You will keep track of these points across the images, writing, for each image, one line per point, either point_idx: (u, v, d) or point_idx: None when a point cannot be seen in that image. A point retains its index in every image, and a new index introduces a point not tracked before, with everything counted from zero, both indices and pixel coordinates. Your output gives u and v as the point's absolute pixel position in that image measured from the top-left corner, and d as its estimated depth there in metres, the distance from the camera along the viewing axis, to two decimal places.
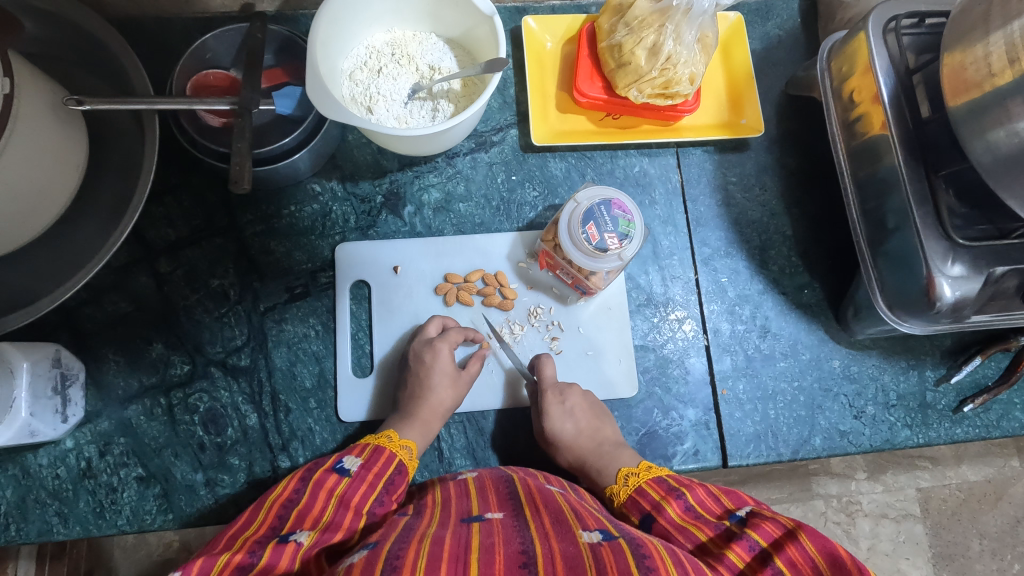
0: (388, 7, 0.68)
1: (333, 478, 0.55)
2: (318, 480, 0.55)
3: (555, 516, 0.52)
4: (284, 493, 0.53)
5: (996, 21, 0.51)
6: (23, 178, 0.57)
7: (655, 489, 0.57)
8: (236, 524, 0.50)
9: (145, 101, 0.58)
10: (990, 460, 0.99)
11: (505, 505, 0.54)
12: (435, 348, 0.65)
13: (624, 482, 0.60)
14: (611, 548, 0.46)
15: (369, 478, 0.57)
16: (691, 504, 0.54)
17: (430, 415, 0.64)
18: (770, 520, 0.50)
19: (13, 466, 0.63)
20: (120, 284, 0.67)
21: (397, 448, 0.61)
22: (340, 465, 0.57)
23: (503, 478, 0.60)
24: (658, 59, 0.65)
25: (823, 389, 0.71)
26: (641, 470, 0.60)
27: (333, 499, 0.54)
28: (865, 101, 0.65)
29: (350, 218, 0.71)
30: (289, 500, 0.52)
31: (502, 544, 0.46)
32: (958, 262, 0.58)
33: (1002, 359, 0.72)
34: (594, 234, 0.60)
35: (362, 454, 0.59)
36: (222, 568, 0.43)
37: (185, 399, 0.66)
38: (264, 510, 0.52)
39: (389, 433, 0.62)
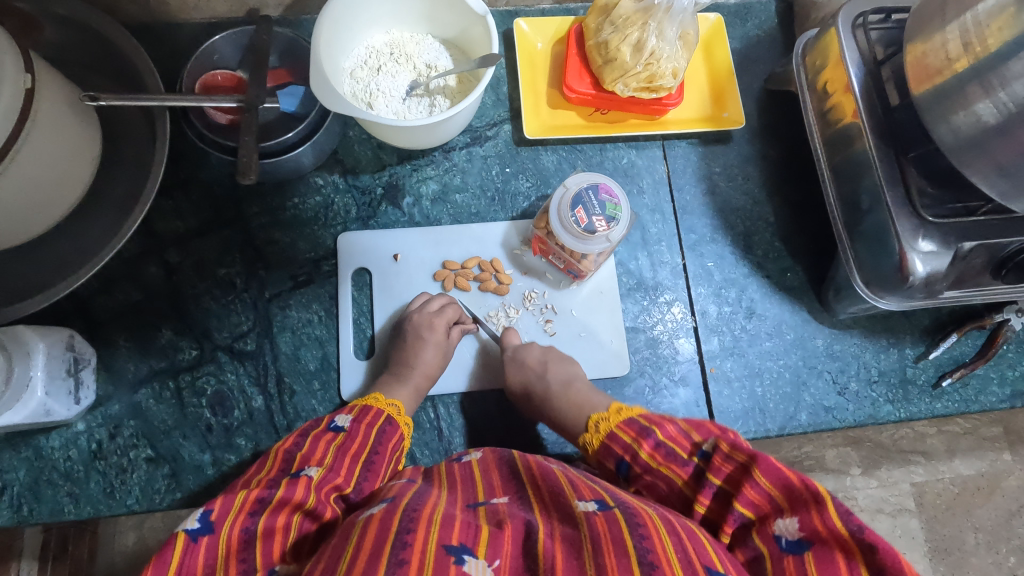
0: (387, 9, 0.72)
1: (328, 435, 0.57)
2: (316, 435, 0.57)
3: (554, 496, 0.52)
4: (284, 447, 0.56)
5: (951, 12, 0.55)
6: (41, 169, 0.60)
7: (626, 432, 0.58)
8: (249, 474, 0.54)
9: (157, 97, 0.62)
10: (982, 454, 0.89)
11: (508, 488, 0.55)
12: (433, 325, 0.68)
13: (596, 429, 0.62)
14: (606, 519, 0.46)
15: (363, 430, 0.59)
16: (660, 441, 0.55)
17: (421, 379, 0.67)
18: (726, 459, 0.50)
19: (26, 448, 0.65)
20: (131, 273, 0.70)
21: (386, 404, 0.63)
22: (333, 423, 0.59)
23: (506, 459, 0.60)
24: (642, 55, 0.69)
25: (808, 366, 0.74)
26: (612, 414, 0.61)
27: (334, 449, 0.56)
28: (838, 92, 0.69)
29: (351, 209, 0.75)
30: (290, 450, 0.56)
31: (510, 523, 0.47)
32: (928, 239, 0.61)
33: (978, 337, 0.75)
34: (583, 217, 0.63)
35: (353, 411, 0.61)
36: (243, 504, 0.47)
37: (193, 382, 0.68)
38: (270, 462, 0.55)
39: (376, 394, 0.64)
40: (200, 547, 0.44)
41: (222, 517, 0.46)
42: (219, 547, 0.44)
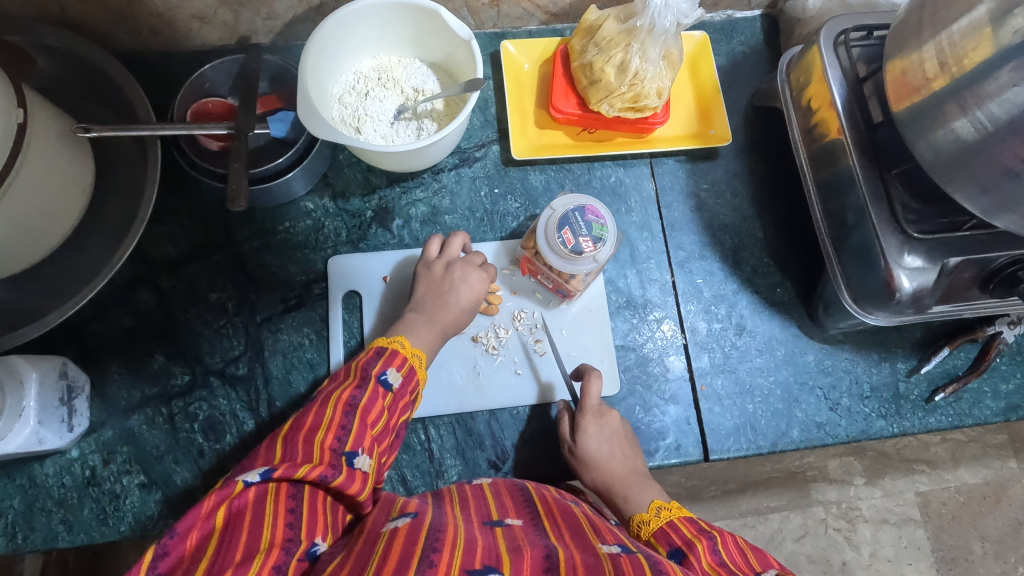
0: (374, 35, 0.73)
1: (380, 393, 0.58)
2: (372, 390, 0.58)
3: (574, 528, 0.53)
4: (345, 394, 0.56)
5: (927, 31, 0.56)
6: (34, 201, 0.61)
7: (688, 527, 0.56)
8: (305, 422, 0.54)
9: (150, 127, 0.64)
10: (988, 463, 1.20)
11: (522, 512, 0.56)
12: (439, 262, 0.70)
13: (657, 513, 0.59)
14: (631, 560, 0.45)
15: (406, 397, 0.60)
16: (720, 550, 0.52)
17: (448, 320, 0.68)
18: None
19: (20, 476, 0.66)
20: (124, 299, 0.71)
21: (411, 352, 0.63)
22: (384, 378, 0.59)
23: (518, 488, 0.61)
24: (626, 76, 0.70)
25: (799, 382, 0.74)
26: (674, 506, 0.59)
27: (385, 412, 0.58)
28: (821, 109, 0.69)
29: (342, 232, 0.75)
30: (348, 406, 0.55)
31: (528, 546, 0.46)
32: (913, 254, 0.61)
33: (971, 350, 0.75)
34: (570, 238, 0.64)
35: (403, 368, 0.61)
36: (303, 477, 0.48)
37: (186, 407, 0.69)
38: (327, 411, 0.55)
39: (399, 339, 0.63)
40: (251, 495, 0.46)
41: (280, 479, 0.48)
42: (272, 508, 0.46)
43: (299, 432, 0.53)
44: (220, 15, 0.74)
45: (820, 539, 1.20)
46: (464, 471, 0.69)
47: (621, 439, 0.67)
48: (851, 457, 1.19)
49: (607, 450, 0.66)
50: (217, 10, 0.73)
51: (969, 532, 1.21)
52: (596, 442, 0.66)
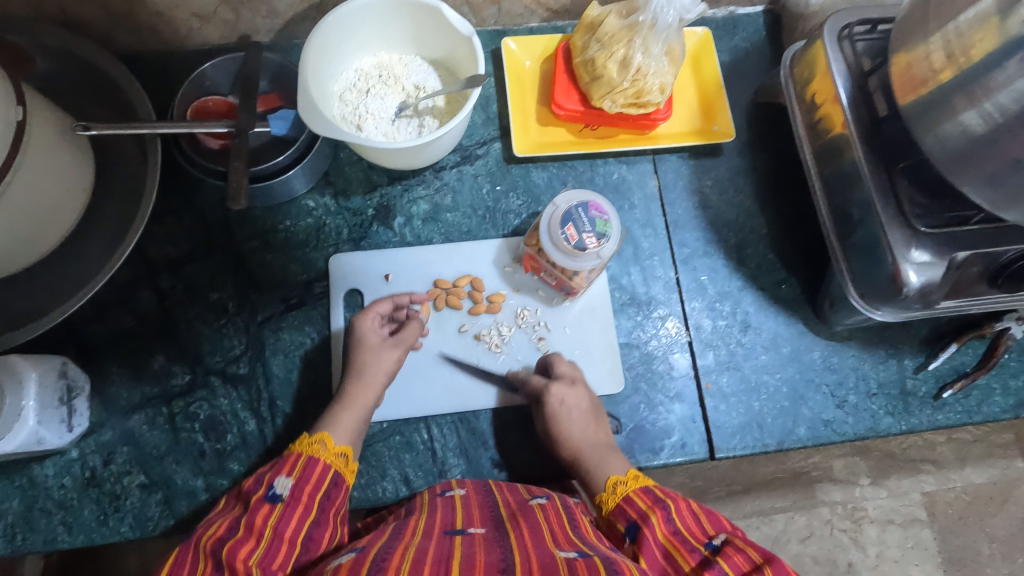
0: (375, 33, 0.73)
1: (264, 509, 0.53)
2: (252, 512, 0.53)
3: (533, 531, 0.53)
4: (217, 533, 0.51)
5: (933, 24, 0.55)
6: (33, 199, 0.61)
7: (643, 499, 0.58)
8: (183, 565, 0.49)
9: (149, 126, 0.64)
10: (993, 462, 1.21)
11: (487, 521, 0.55)
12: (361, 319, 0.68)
13: (613, 490, 0.61)
14: (586, 564, 0.46)
15: (304, 498, 0.55)
16: (674, 521, 0.55)
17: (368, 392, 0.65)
18: (738, 551, 0.50)
19: (20, 477, 0.65)
20: (124, 299, 0.71)
21: (310, 446, 0.60)
22: (272, 491, 0.55)
23: (488, 500, 0.60)
24: (629, 72, 0.70)
25: (805, 379, 0.73)
26: (631, 479, 0.62)
27: (272, 525, 0.52)
28: (826, 103, 0.69)
29: (343, 231, 0.75)
30: (218, 540, 0.50)
31: (483, 554, 0.47)
32: (921, 249, 0.60)
33: (979, 346, 0.74)
34: (573, 234, 0.63)
35: (294, 471, 0.57)
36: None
37: (186, 407, 0.68)
38: (201, 553, 0.49)
39: (323, 439, 0.61)
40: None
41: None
42: None
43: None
44: (221, 14, 0.73)
45: (825, 540, 1.19)
46: (467, 470, 0.69)
47: (589, 413, 0.67)
48: (856, 457, 1.20)
49: (572, 422, 0.66)
50: (218, 9, 0.72)
51: (977, 532, 1.20)
52: (567, 409, 0.66)
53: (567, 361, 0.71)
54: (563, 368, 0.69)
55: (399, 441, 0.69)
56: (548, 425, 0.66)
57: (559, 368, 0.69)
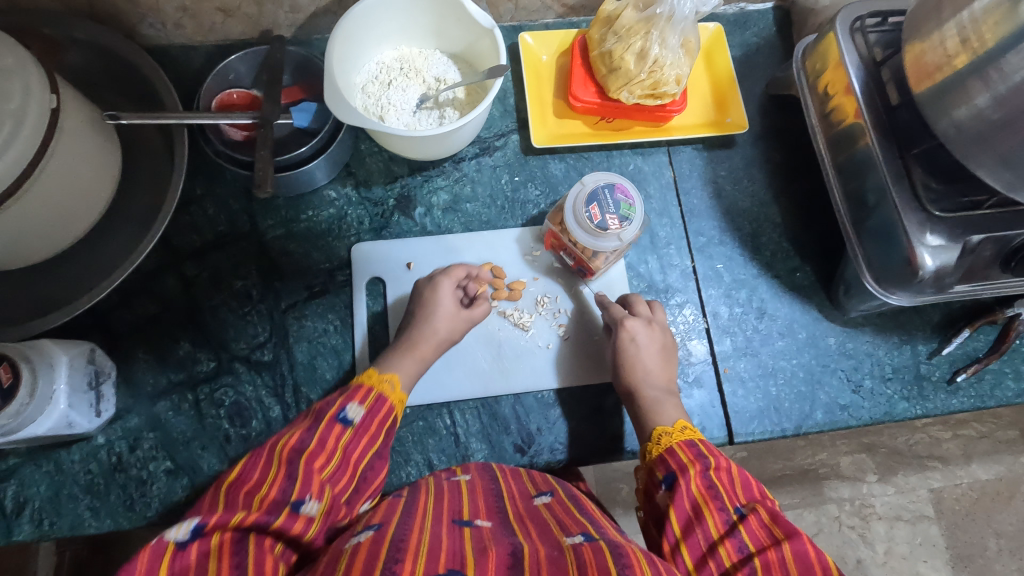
0: (397, 26, 0.74)
1: (337, 429, 0.55)
2: (325, 428, 0.55)
3: (540, 526, 0.53)
4: (294, 437, 0.53)
5: (947, 10, 0.56)
6: (64, 186, 0.62)
7: (685, 452, 0.59)
8: (256, 468, 0.50)
9: (177, 116, 0.65)
10: (1000, 459, 1.21)
11: (493, 513, 0.54)
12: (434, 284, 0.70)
13: (659, 440, 0.62)
14: (592, 548, 0.47)
15: (369, 432, 0.58)
16: (711, 480, 0.55)
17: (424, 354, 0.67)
18: (761, 527, 0.51)
19: (47, 462, 0.65)
20: (149, 287, 0.71)
21: (379, 383, 0.62)
22: (343, 415, 0.57)
23: (493, 490, 0.59)
24: (646, 63, 0.71)
25: (821, 365, 0.74)
26: (677, 430, 0.62)
27: (341, 448, 0.55)
28: (838, 93, 0.70)
29: (364, 220, 0.76)
30: (295, 449, 0.52)
31: (494, 547, 0.47)
32: (935, 233, 0.62)
33: (990, 332, 0.76)
34: (597, 214, 0.65)
35: (366, 402, 0.59)
36: (243, 522, 0.45)
37: (211, 393, 0.69)
38: (273, 461, 0.51)
39: (392, 378, 0.63)
40: (190, 554, 0.42)
41: (220, 530, 0.44)
42: (210, 544, 0.43)
43: (243, 485, 0.49)
44: (245, 8, 0.75)
45: (834, 536, 1.19)
46: (490, 455, 0.69)
47: (658, 353, 0.69)
48: (863, 454, 1.19)
49: (644, 358, 0.67)
50: (242, 3, 0.74)
51: (984, 528, 1.20)
52: (640, 340, 0.67)
53: (647, 304, 0.72)
54: (641, 309, 0.71)
55: (422, 426, 0.70)
56: (619, 358, 0.68)
57: (637, 308, 0.71)
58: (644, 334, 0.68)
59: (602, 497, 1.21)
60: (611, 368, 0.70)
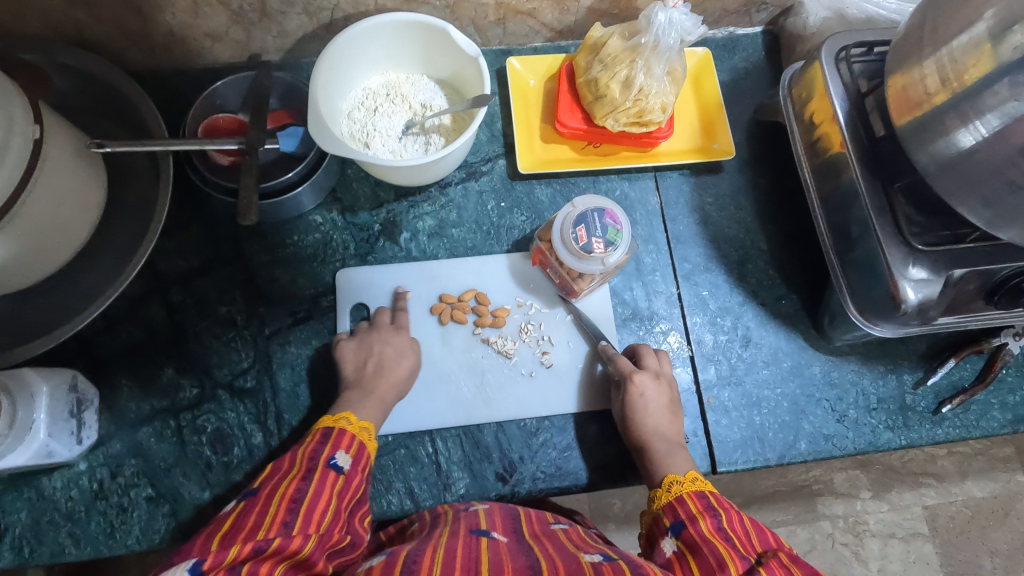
0: (383, 53, 0.75)
1: (330, 478, 0.57)
2: (319, 479, 0.56)
3: (556, 544, 0.54)
4: (291, 488, 0.55)
5: (927, 47, 0.56)
6: (48, 216, 0.62)
7: (695, 502, 0.58)
8: (250, 514, 0.52)
9: (161, 143, 0.65)
10: (995, 476, 1.21)
11: (510, 529, 0.57)
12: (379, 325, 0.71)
13: (668, 488, 0.61)
14: (611, 566, 0.49)
15: (359, 479, 0.59)
16: (723, 526, 0.55)
17: (386, 390, 0.68)
18: (783, 568, 0.50)
19: (29, 489, 0.66)
20: (134, 313, 0.71)
21: (360, 429, 0.63)
22: (334, 461, 0.58)
23: (511, 512, 0.61)
24: (631, 92, 0.71)
25: (806, 394, 0.74)
26: (687, 480, 0.62)
27: (336, 498, 0.56)
28: (824, 123, 0.70)
29: (350, 245, 0.76)
30: (293, 500, 0.54)
31: (510, 561, 0.49)
32: (918, 266, 0.62)
33: (976, 362, 0.75)
34: (582, 236, 0.65)
35: (353, 450, 0.60)
36: (235, 560, 0.46)
37: (194, 420, 0.69)
38: (271, 507, 0.53)
39: (347, 415, 0.64)
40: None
41: (213, 568, 0.45)
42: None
43: (239, 532, 0.50)
44: (233, 33, 0.75)
45: (828, 554, 1.18)
46: (472, 484, 0.69)
47: (667, 408, 0.68)
48: (857, 471, 1.21)
49: (651, 412, 0.67)
50: (230, 29, 0.74)
51: (981, 547, 1.20)
52: (645, 399, 0.67)
53: (655, 353, 0.72)
54: (650, 361, 0.70)
55: (404, 454, 0.70)
56: (627, 413, 0.67)
57: (646, 361, 0.70)
58: (655, 387, 0.67)
59: (594, 514, 1.20)
60: (618, 417, 0.69)
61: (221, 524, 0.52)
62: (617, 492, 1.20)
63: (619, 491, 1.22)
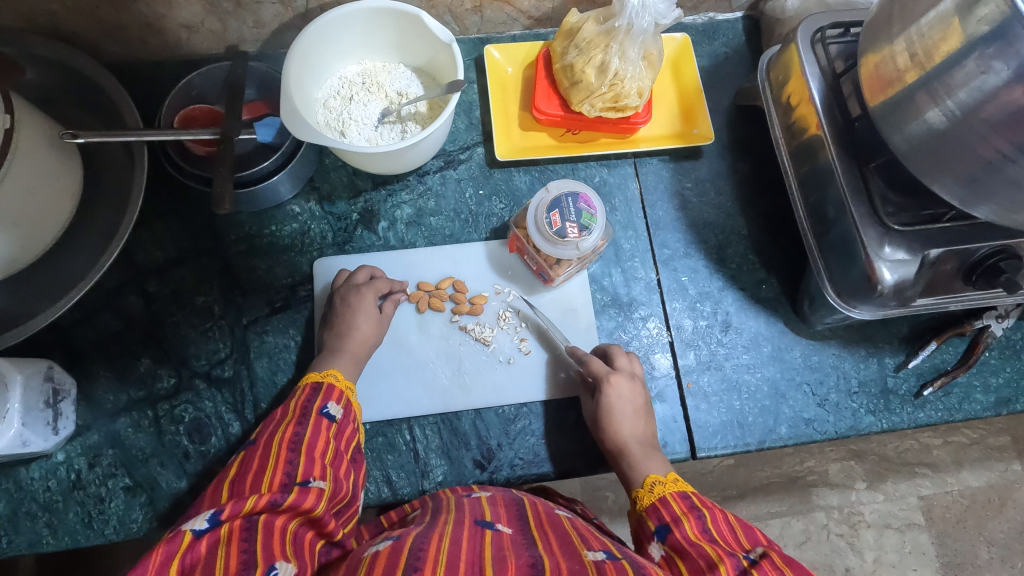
0: (358, 41, 0.74)
1: (324, 424, 0.58)
2: (314, 426, 0.57)
3: (562, 539, 0.53)
4: (288, 432, 0.56)
5: (897, 25, 0.56)
6: (21, 206, 0.62)
7: (678, 502, 0.58)
8: (251, 465, 0.53)
9: (136, 133, 0.65)
10: (991, 465, 1.21)
11: (514, 521, 0.56)
12: (361, 292, 0.69)
13: (651, 489, 0.61)
14: (615, 568, 0.48)
15: (351, 425, 0.60)
16: (709, 527, 0.54)
17: (356, 347, 0.67)
18: (775, 568, 0.48)
19: (6, 480, 0.66)
20: (112, 304, 0.72)
21: (346, 382, 0.64)
22: (326, 410, 0.59)
23: (515, 501, 0.61)
24: (606, 76, 0.71)
25: (786, 378, 0.74)
26: (670, 480, 0.61)
27: (333, 442, 0.57)
28: (800, 105, 0.70)
29: (327, 235, 0.76)
30: (292, 442, 0.54)
31: (514, 555, 0.47)
32: (894, 247, 0.61)
33: (959, 344, 0.75)
34: (557, 220, 0.65)
35: (343, 401, 0.61)
36: (252, 510, 0.47)
37: (171, 410, 0.69)
38: (273, 449, 0.54)
39: (334, 371, 0.64)
40: (202, 545, 0.44)
41: (231, 519, 0.46)
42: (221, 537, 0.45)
43: (246, 476, 0.52)
44: (209, 24, 0.75)
45: (822, 545, 1.18)
46: (450, 471, 0.69)
47: (640, 410, 0.67)
48: (851, 461, 1.21)
49: (623, 415, 0.66)
50: (205, 19, 0.74)
51: (977, 536, 1.19)
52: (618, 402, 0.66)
53: (627, 354, 0.71)
54: (623, 362, 0.69)
55: (381, 442, 0.70)
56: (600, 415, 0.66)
57: (618, 361, 0.69)
58: (627, 387, 0.67)
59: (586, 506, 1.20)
60: (590, 418, 0.68)
61: (227, 472, 0.54)
62: (609, 484, 1.20)
63: (612, 483, 1.22)
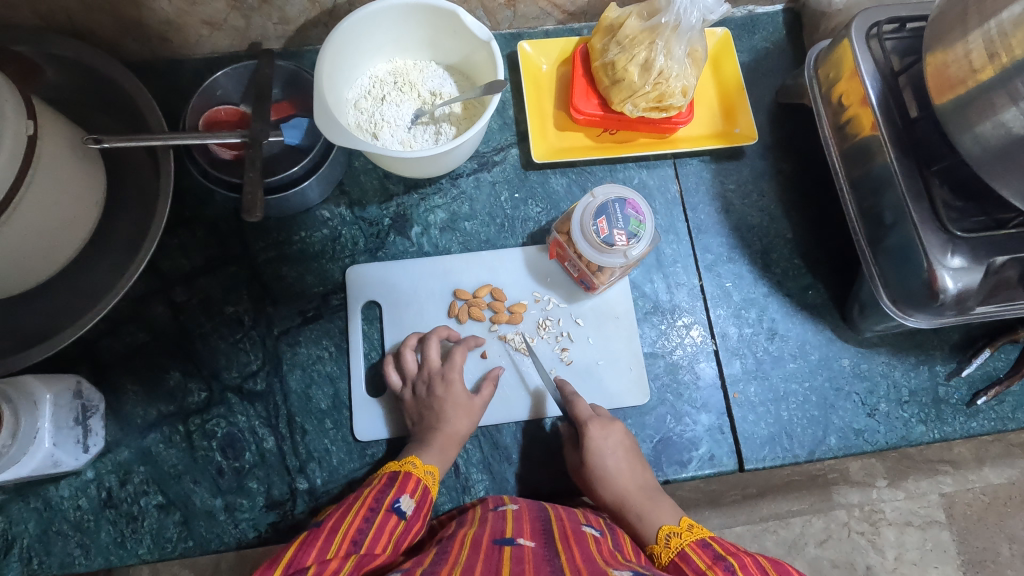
0: (389, 38, 0.71)
1: (393, 521, 0.55)
2: (381, 521, 0.54)
3: (586, 552, 0.50)
4: (353, 526, 0.53)
5: (973, 20, 0.52)
6: (45, 217, 0.59)
7: (700, 556, 0.54)
8: (313, 541, 0.50)
9: (160, 137, 0.62)
10: None
11: (538, 535, 0.53)
12: (449, 381, 0.66)
13: (667, 542, 0.58)
14: None
15: (419, 524, 0.58)
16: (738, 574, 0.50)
17: (446, 441, 0.64)
18: None
19: (35, 498, 0.64)
20: (138, 314, 0.69)
21: (424, 472, 0.61)
22: (397, 505, 0.57)
23: (540, 516, 0.58)
24: (651, 75, 0.68)
25: (835, 388, 0.72)
26: (685, 530, 0.58)
27: (394, 542, 0.54)
28: (854, 105, 0.66)
29: (359, 241, 0.73)
30: (353, 541, 0.52)
31: (533, 570, 0.45)
32: (958, 254, 0.59)
33: (1011, 352, 0.73)
34: (604, 228, 0.62)
35: (416, 494, 0.59)
36: None
37: (203, 425, 0.67)
38: (334, 535, 0.52)
39: (413, 459, 0.62)
40: None
41: None
42: None
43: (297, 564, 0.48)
44: (232, 21, 0.72)
45: None
46: (492, 486, 0.68)
47: (627, 457, 0.65)
48: None
49: (613, 466, 0.64)
50: (229, 16, 0.71)
51: None
52: (602, 453, 0.63)
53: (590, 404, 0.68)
54: (582, 409, 0.66)
55: None
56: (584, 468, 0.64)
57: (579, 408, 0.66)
58: (609, 430, 0.65)
59: None
60: (574, 470, 0.66)
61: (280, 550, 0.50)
62: None
63: None
